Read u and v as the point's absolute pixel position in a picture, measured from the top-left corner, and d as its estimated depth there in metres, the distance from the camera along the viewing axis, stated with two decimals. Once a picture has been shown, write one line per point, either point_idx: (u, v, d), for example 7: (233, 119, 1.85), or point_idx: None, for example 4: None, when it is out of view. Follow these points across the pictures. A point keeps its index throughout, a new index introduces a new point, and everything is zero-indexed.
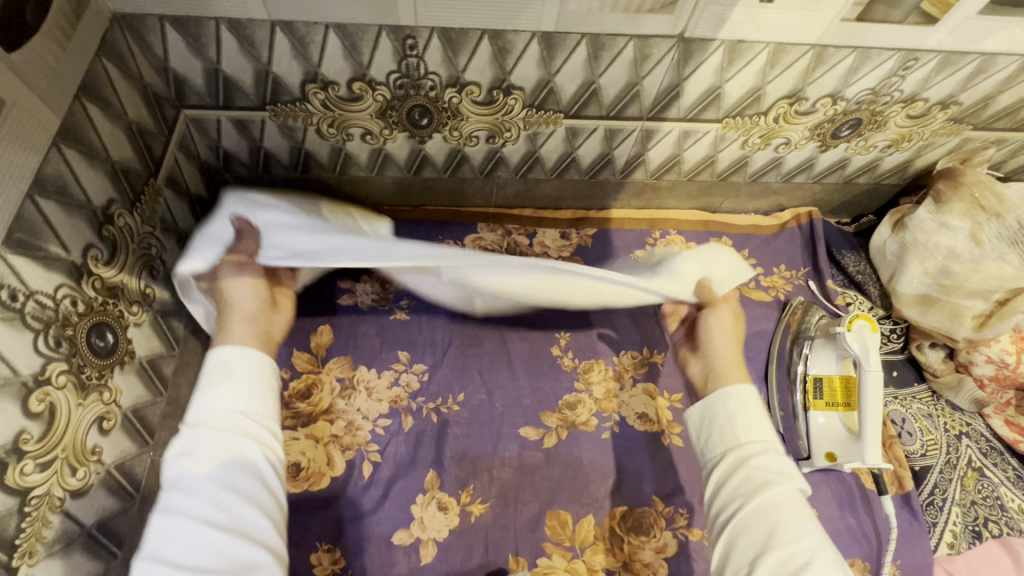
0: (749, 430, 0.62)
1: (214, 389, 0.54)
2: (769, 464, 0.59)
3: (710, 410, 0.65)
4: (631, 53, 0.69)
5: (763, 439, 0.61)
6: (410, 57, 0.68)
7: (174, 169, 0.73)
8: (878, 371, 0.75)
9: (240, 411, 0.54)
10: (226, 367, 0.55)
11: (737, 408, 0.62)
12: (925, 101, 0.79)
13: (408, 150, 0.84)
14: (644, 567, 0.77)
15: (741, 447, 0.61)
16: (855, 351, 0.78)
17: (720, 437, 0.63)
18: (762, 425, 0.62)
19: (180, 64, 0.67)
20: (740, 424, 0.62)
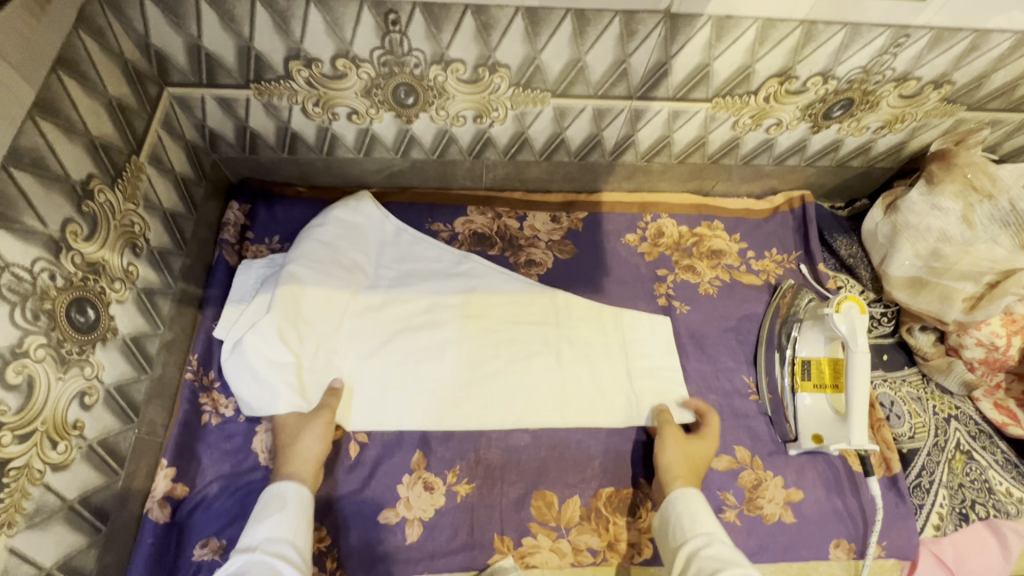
0: (698, 526, 0.67)
1: (258, 522, 0.66)
2: (718, 551, 0.64)
3: (669, 511, 0.71)
4: (617, 30, 0.68)
5: (712, 530, 0.67)
6: (393, 32, 0.67)
7: (158, 148, 0.72)
8: (866, 353, 0.75)
9: (272, 532, 0.65)
10: (265, 510, 0.67)
11: (684, 508, 0.70)
12: (917, 80, 0.78)
13: (395, 130, 0.84)
14: (628, 547, 0.78)
15: (690, 542, 0.66)
16: (844, 331, 0.77)
17: (677, 540, 0.68)
18: (709, 518, 0.69)
19: (161, 40, 0.67)
20: (690, 520, 0.68)
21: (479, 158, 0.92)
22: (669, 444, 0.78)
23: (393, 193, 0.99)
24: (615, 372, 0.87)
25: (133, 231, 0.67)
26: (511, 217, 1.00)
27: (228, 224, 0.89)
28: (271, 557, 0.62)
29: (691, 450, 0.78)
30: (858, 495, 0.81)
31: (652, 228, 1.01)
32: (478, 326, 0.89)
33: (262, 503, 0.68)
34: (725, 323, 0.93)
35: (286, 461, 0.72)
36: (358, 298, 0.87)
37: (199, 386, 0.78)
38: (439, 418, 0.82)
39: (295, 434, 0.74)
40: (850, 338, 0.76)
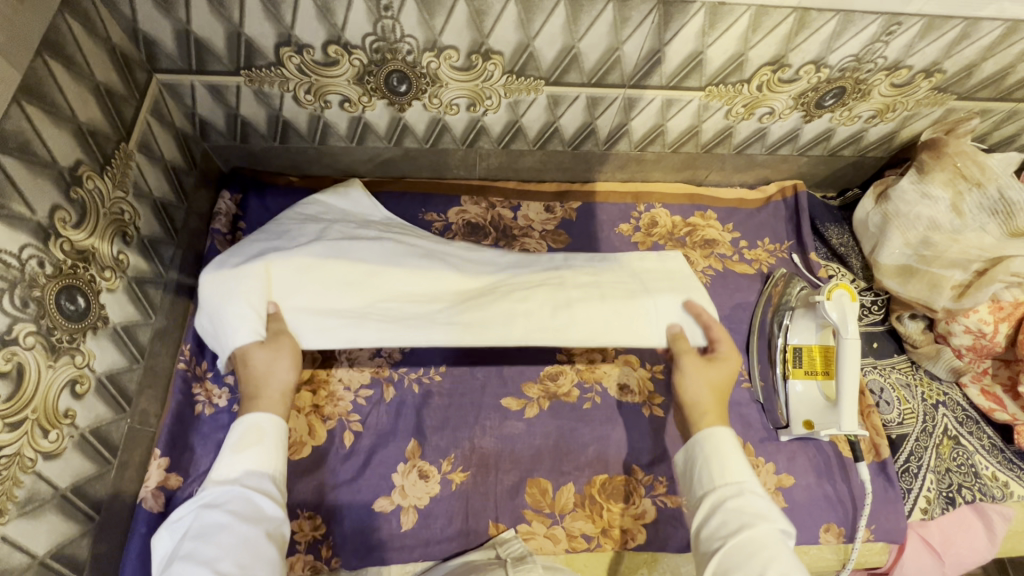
0: (728, 472, 0.64)
1: (234, 454, 0.63)
2: (748, 504, 0.61)
3: (693, 446, 0.68)
4: (610, 16, 0.68)
5: (742, 479, 0.64)
6: (385, 18, 0.67)
7: (147, 135, 0.71)
8: (857, 341, 0.76)
9: (249, 465, 0.63)
10: (241, 441, 0.64)
11: (715, 453, 0.65)
12: (908, 69, 0.79)
13: (388, 119, 0.83)
14: (622, 533, 0.78)
15: (716, 491, 0.63)
16: (834, 319, 0.78)
17: (701, 482, 0.65)
18: (741, 464, 0.65)
19: (149, 25, 0.66)
20: (717, 465, 0.65)
21: (472, 147, 0.92)
22: (688, 371, 0.72)
23: (386, 183, 0.98)
24: (618, 358, 0.85)
25: (122, 219, 0.66)
26: (505, 207, 1.00)
27: (219, 214, 0.88)
28: (252, 496, 0.61)
29: (712, 376, 0.72)
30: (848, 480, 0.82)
31: (646, 218, 1.01)
32: (470, 304, 0.74)
33: (233, 434, 0.65)
34: (718, 312, 0.94)
35: (252, 397, 0.67)
36: (337, 266, 0.76)
37: (192, 375, 0.77)
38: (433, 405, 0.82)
39: (263, 368, 0.68)
40: (841, 326, 0.77)
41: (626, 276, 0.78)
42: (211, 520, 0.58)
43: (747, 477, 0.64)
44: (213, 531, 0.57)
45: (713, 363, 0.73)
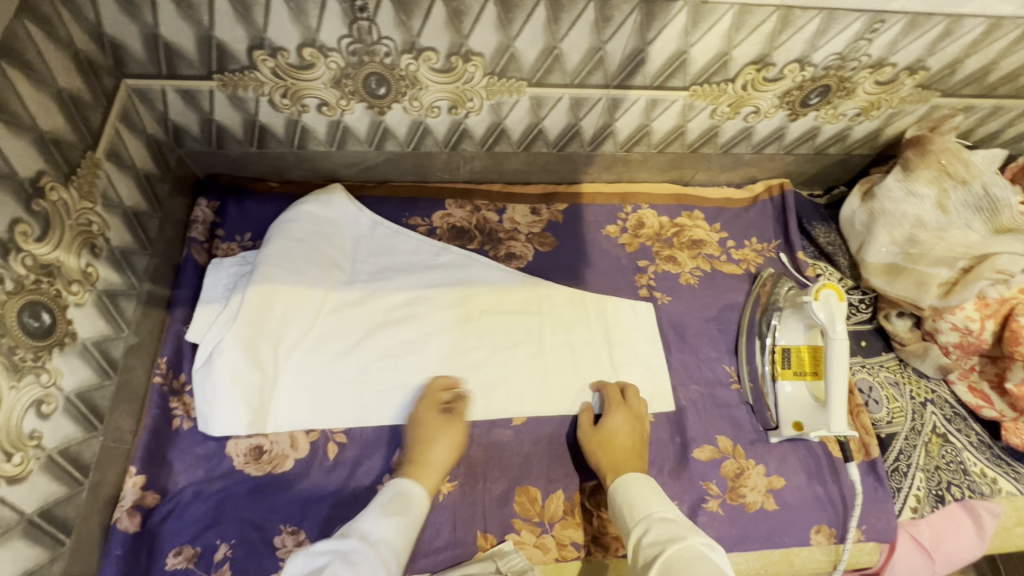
0: (637, 509, 0.67)
1: (361, 518, 0.66)
2: (658, 532, 0.62)
3: (614, 503, 0.70)
4: (592, 16, 0.67)
5: (651, 510, 0.66)
6: (361, 20, 0.65)
7: (116, 142, 0.69)
8: (845, 341, 0.75)
9: (378, 539, 0.64)
10: (397, 509, 0.68)
11: (623, 498, 0.69)
12: (893, 66, 0.78)
13: (368, 122, 0.81)
14: (614, 540, 0.77)
15: (632, 532, 0.65)
16: (822, 319, 0.77)
17: (624, 531, 0.67)
18: (650, 499, 0.68)
19: (115, 28, 0.63)
20: (629, 507, 0.68)
21: (455, 150, 0.90)
22: (586, 439, 0.78)
23: (369, 187, 0.96)
24: (602, 372, 0.87)
25: (90, 230, 0.64)
26: (490, 210, 0.99)
27: (196, 222, 0.86)
28: (356, 567, 0.60)
29: (603, 436, 0.77)
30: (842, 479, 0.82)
31: (633, 220, 1.00)
32: (456, 318, 0.88)
33: (378, 498, 0.69)
34: (706, 313, 0.93)
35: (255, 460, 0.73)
36: (332, 295, 0.86)
37: (168, 390, 0.75)
38: None
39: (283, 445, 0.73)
40: (828, 326, 0.77)
41: (589, 299, 0.92)
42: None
43: (653, 508, 0.66)
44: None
45: (606, 423, 0.78)
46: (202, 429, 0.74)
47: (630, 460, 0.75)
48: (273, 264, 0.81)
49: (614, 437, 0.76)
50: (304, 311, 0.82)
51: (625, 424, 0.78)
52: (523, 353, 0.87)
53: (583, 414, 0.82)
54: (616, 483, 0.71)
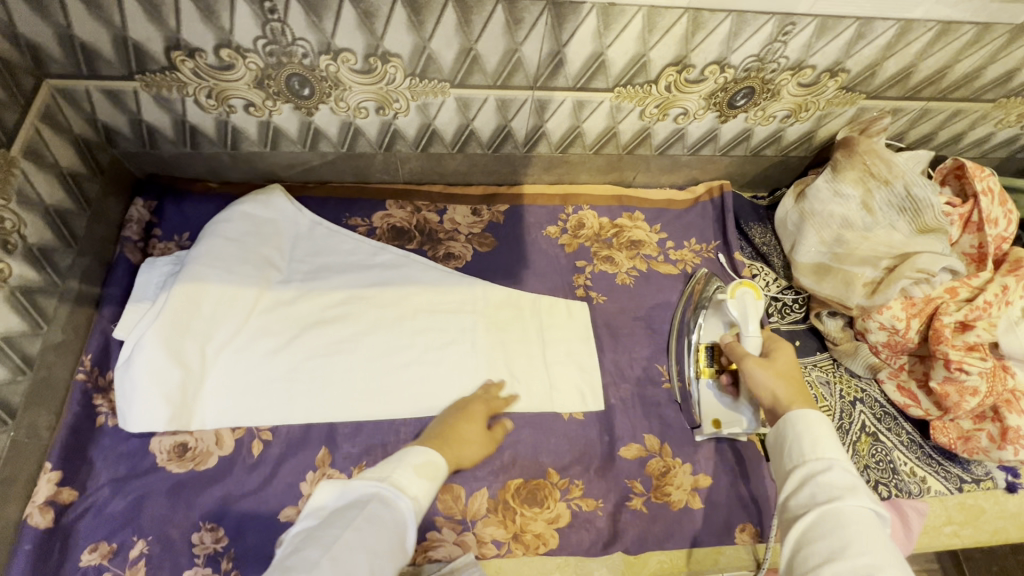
0: (815, 449, 0.58)
1: (396, 471, 0.61)
2: (836, 483, 0.54)
3: (779, 435, 0.62)
4: (503, 18, 0.68)
5: (830, 456, 0.57)
6: (273, 21, 0.66)
7: (36, 141, 0.70)
8: (758, 334, 0.76)
9: (407, 486, 0.60)
10: (424, 473, 0.63)
11: (801, 428, 0.60)
12: (812, 68, 0.79)
13: (297, 123, 0.82)
14: (535, 538, 0.77)
15: (807, 463, 0.57)
16: (736, 315, 0.79)
17: (790, 456, 0.60)
18: (830, 441, 0.58)
19: (29, 29, 0.64)
20: (803, 440, 0.59)
21: (390, 150, 0.91)
22: (751, 373, 0.71)
23: (309, 188, 0.97)
24: (534, 371, 0.88)
25: (2, 228, 0.65)
26: (431, 211, 0.99)
27: (131, 221, 0.87)
28: (394, 511, 0.57)
29: (778, 366, 0.70)
30: None
31: (573, 220, 1.01)
32: (390, 316, 0.89)
33: (407, 459, 0.63)
34: (641, 312, 0.94)
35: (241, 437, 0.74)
36: (267, 294, 0.86)
37: (91, 388, 0.76)
38: (348, 409, 0.82)
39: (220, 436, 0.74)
40: (743, 321, 0.78)
41: (525, 299, 0.93)
42: (337, 518, 0.56)
43: (837, 454, 0.57)
44: (333, 526, 0.55)
45: (773, 358, 0.72)
46: (122, 425, 0.74)
47: (800, 390, 0.67)
48: (203, 263, 0.82)
49: (785, 371, 0.70)
50: (235, 309, 0.83)
51: (791, 358, 0.72)
52: (456, 351, 0.88)
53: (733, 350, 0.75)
54: (792, 414, 0.62)
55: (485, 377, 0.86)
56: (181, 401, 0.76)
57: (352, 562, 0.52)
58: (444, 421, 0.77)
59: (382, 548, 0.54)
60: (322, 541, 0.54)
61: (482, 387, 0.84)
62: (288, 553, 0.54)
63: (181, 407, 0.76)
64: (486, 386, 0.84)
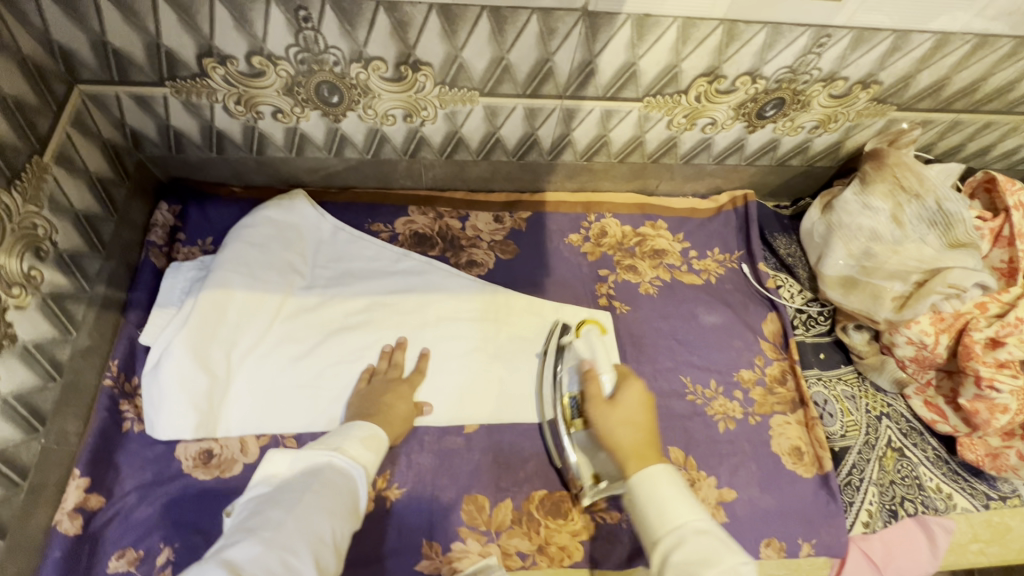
0: (670, 517, 0.59)
1: (345, 442, 0.65)
2: (693, 550, 0.55)
3: (634, 501, 0.63)
4: (536, 28, 0.67)
5: (682, 521, 0.58)
6: (306, 29, 0.65)
7: (67, 147, 0.70)
8: (612, 377, 0.77)
9: (355, 455, 0.65)
10: (371, 446, 0.67)
11: (648, 496, 0.61)
12: (845, 79, 0.78)
13: (324, 129, 0.82)
14: (559, 550, 0.77)
15: (660, 540, 0.58)
16: (587, 355, 0.82)
17: (647, 533, 0.60)
18: (680, 503, 0.60)
19: (63, 35, 0.64)
20: (654, 511, 0.60)
21: (415, 157, 0.91)
22: (601, 417, 0.73)
23: (331, 193, 0.97)
24: None
25: (35, 234, 0.64)
26: (453, 217, 0.99)
27: (156, 226, 0.87)
28: (346, 477, 0.62)
29: (625, 413, 0.72)
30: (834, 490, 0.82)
31: (596, 228, 1.00)
32: (414, 323, 0.89)
33: (352, 433, 0.68)
34: (664, 322, 0.93)
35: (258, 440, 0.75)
36: (290, 300, 0.86)
37: (118, 393, 0.76)
38: None
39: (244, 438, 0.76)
40: (592, 361, 0.80)
41: (548, 307, 0.92)
42: (293, 482, 0.59)
43: (687, 517, 0.59)
44: (292, 489, 0.58)
45: (618, 401, 0.74)
46: (150, 432, 0.74)
47: (644, 441, 0.69)
48: (229, 270, 0.82)
49: (625, 417, 0.72)
50: (259, 315, 0.83)
51: (643, 395, 0.75)
52: (479, 360, 0.87)
53: (590, 387, 0.76)
54: (639, 475, 0.64)
55: (393, 342, 0.87)
56: (208, 408, 0.76)
57: (315, 520, 0.55)
58: (368, 401, 0.78)
59: (341, 507, 0.58)
60: (283, 505, 0.56)
61: (384, 357, 0.84)
62: (244, 522, 0.55)
63: (208, 414, 0.76)
64: (384, 357, 0.84)
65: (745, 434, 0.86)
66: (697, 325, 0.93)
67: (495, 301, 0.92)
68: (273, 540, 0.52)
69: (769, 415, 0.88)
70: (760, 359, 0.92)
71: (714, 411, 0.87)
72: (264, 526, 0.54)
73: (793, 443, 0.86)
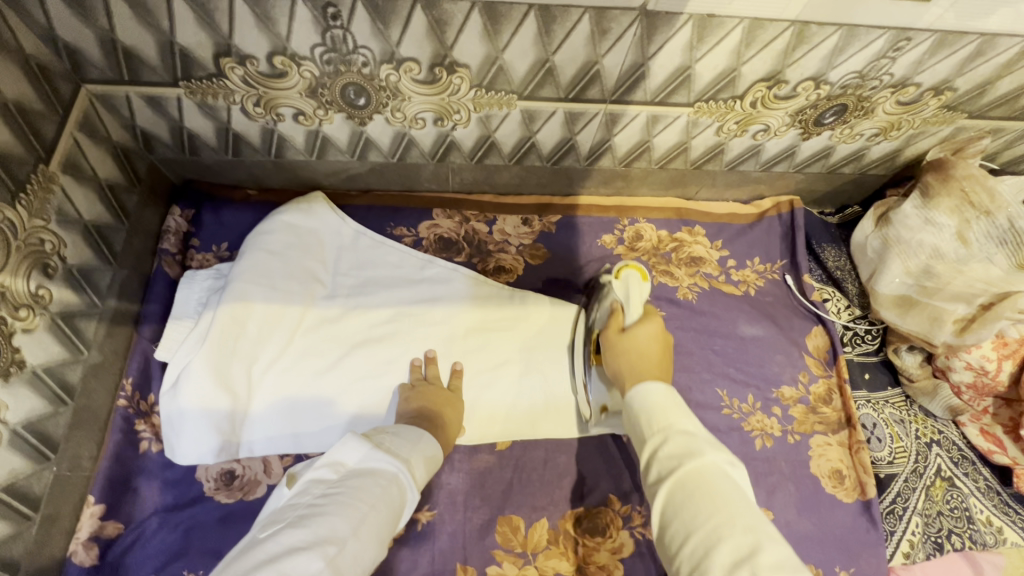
0: (656, 420, 0.54)
1: (414, 457, 0.63)
2: (677, 449, 0.50)
3: (629, 415, 0.58)
4: (587, 28, 0.61)
5: (671, 423, 0.53)
6: (334, 28, 0.60)
7: (74, 152, 0.65)
8: (637, 317, 0.74)
9: (414, 475, 0.62)
10: (428, 466, 0.65)
11: (640, 407, 0.56)
12: (917, 86, 0.72)
13: (348, 132, 0.76)
14: (599, 569, 0.73)
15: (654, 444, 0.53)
16: (622, 297, 0.77)
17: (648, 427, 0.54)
18: (670, 407, 0.55)
19: (68, 32, 0.58)
20: (644, 418, 0.55)
21: (443, 161, 0.85)
22: (608, 344, 0.71)
23: (352, 195, 0.92)
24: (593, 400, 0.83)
25: (43, 250, 0.60)
26: (480, 221, 0.93)
27: (168, 232, 0.82)
28: (403, 494, 0.58)
29: (633, 345, 0.68)
30: (878, 518, 0.77)
31: (631, 233, 0.95)
32: (441, 335, 0.84)
33: (421, 445, 0.65)
34: (707, 338, 0.88)
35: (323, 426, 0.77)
36: (312, 311, 0.81)
37: (133, 413, 0.72)
38: None
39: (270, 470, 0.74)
40: (625, 302, 0.76)
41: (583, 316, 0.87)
42: (361, 485, 0.55)
43: (678, 419, 0.54)
44: (360, 496, 0.53)
45: (635, 333, 0.70)
46: (169, 456, 0.71)
47: (651, 364, 0.65)
48: (250, 280, 0.77)
49: (637, 347, 0.68)
50: (280, 328, 0.78)
51: (660, 331, 0.70)
52: (507, 376, 0.83)
53: (610, 323, 0.74)
54: (633, 388, 0.59)
55: (422, 355, 0.82)
56: (229, 428, 0.72)
57: (371, 547, 0.51)
58: None
59: (388, 531, 0.55)
60: (350, 514, 0.51)
61: (413, 371, 0.79)
62: (307, 514, 0.51)
63: (230, 435, 0.72)
64: (416, 370, 0.80)
65: (784, 452, 0.81)
66: (738, 339, 0.88)
67: (525, 312, 0.86)
68: (336, 559, 0.48)
69: (809, 434, 0.82)
70: (804, 375, 0.86)
71: (750, 427, 0.82)
72: (330, 535, 0.49)
73: (834, 466, 0.80)
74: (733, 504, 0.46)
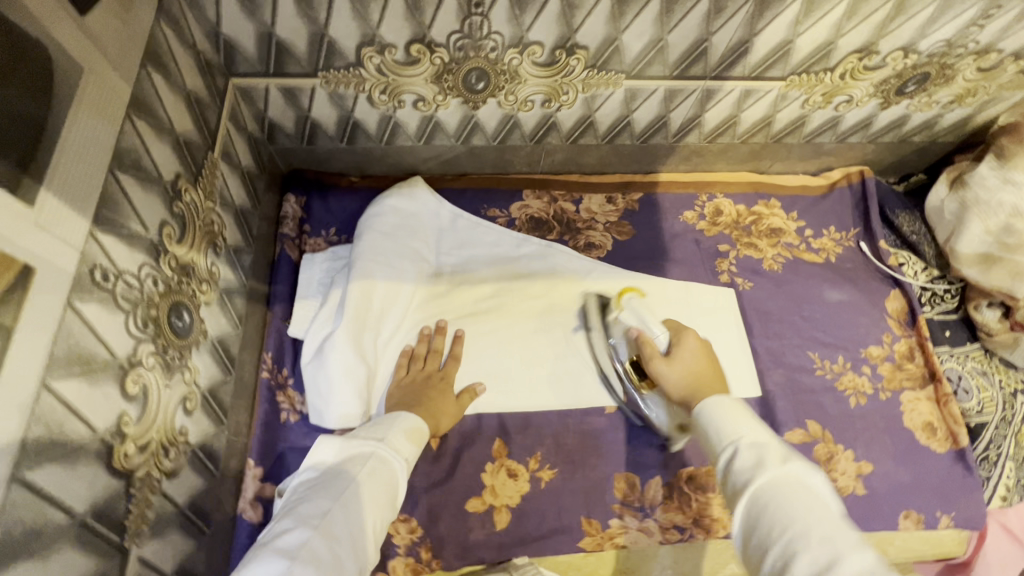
0: (726, 430, 0.54)
1: (391, 433, 0.62)
2: (748, 460, 0.50)
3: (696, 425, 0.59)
4: (705, 7, 0.66)
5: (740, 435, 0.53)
6: (475, 15, 0.65)
7: (228, 141, 0.70)
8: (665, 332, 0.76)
9: (400, 448, 0.61)
10: (414, 439, 0.64)
11: (706, 421, 0.56)
12: (999, 52, 0.77)
13: (460, 117, 0.81)
14: (714, 522, 0.78)
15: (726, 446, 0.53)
16: (635, 323, 0.80)
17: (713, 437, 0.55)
18: (739, 418, 0.54)
19: (232, 27, 0.64)
20: (712, 432, 0.55)
21: (540, 142, 0.90)
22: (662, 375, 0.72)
23: (447, 179, 0.96)
24: None
25: (213, 230, 0.65)
26: (567, 200, 0.98)
27: (287, 217, 0.87)
28: (388, 467, 0.58)
29: (683, 366, 0.71)
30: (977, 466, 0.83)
31: (710, 207, 0.99)
32: (540, 309, 0.88)
33: (398, 423, 0.64)
34: (793, 302, 0.93)
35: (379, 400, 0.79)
36: (421, 287, 0.86)
37: (275, 384, 0.77)
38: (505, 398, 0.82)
39: None
40: (645, 326, 0.78)
41: (677, 285, 0.91)
42: (340, 469, 0.56)
43: (744, 430, 0.53)
44: (341, 478, 0.55)
45: (677, 356, 0.72)
46: (316, 421, 0.75)
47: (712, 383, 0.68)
48: (372, 260, 0.82)
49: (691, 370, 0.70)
50: (397, 304, 0.83)
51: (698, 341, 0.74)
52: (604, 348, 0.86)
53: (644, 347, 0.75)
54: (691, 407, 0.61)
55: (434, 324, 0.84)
56: (366, 395, 0.77)
57: (363, 517, 0.52)
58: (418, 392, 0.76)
59: (385, 497, 0.55)
60: (332, 492, 0.53)
61: (422, 340, 0.82)
62: (296, 502, 0.53)
63: (368, 402, 0.77)
64: (424, 341, 0.82)
65: (878, 409, 0.86)
66: (823, 304, 0.93)
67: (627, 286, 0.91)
68: (324, 529, 0.50)
69: (899, 391, 0.87)
70: (888, 335, 0.91)
71: (844, 386, 0.87)
72: (313, 514, 0.51)
73: (926, 419, 0.85)
74: (801, 514, 0.44)
